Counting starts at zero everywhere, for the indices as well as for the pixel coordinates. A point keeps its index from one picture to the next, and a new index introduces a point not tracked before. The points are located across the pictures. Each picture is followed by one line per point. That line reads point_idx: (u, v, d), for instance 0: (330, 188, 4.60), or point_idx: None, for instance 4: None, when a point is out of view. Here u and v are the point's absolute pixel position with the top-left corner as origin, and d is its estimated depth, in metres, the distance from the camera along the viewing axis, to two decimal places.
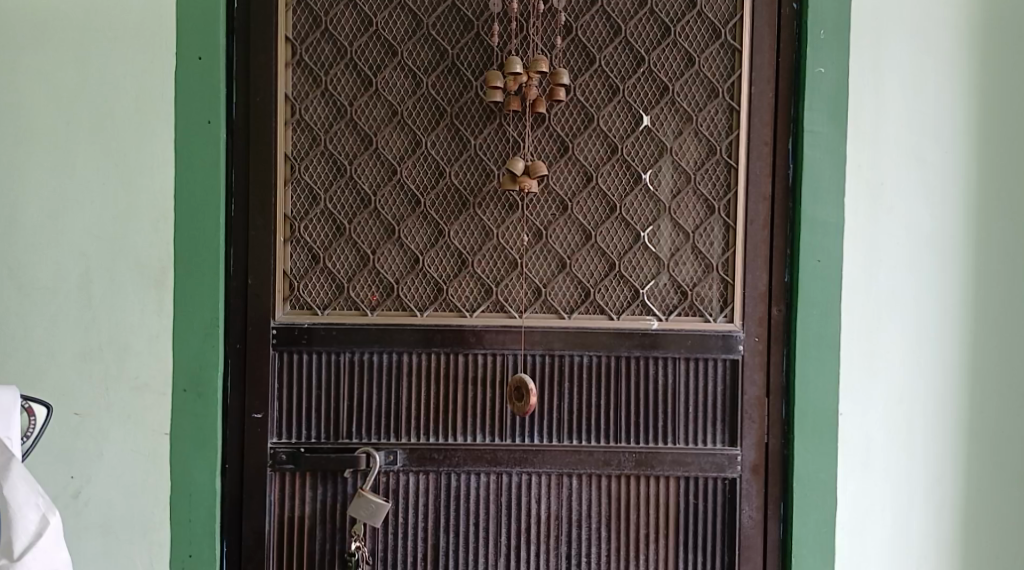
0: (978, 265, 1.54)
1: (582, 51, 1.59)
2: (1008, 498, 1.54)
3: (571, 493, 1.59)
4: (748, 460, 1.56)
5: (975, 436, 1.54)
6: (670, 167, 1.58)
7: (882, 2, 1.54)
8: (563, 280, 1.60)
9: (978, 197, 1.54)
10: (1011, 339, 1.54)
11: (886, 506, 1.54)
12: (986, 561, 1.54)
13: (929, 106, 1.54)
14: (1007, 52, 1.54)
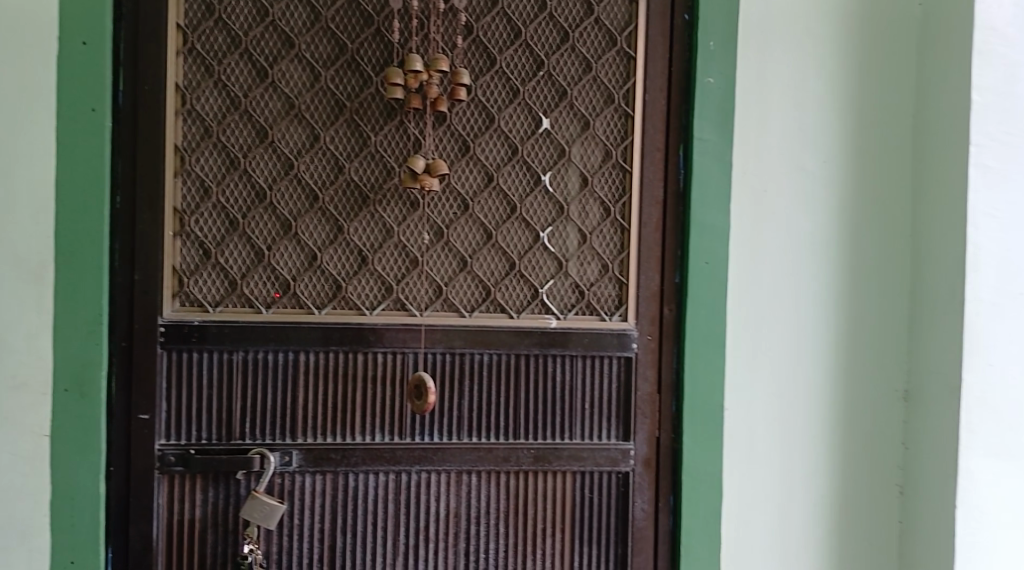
0: (854, 267, 1.64)
1: (482, 51, 1.61)
2: (879, 486, 1.65)
3: (470, 490, 1.61)
4: (640, 454, 1.62)
5: (849, 429, 1.64)
6: (568, 169, 1.62)
7: (767, 17, 1.62)
8: (464, 279, 1.62)
9: (854, 204, 1.64)
10: (881, 337, 1.64)
11: (769, 496, 1.62)
12: (859, 545, 1.64)
13: (809, 117, 1.63)
14: (881, 69, 1.64)
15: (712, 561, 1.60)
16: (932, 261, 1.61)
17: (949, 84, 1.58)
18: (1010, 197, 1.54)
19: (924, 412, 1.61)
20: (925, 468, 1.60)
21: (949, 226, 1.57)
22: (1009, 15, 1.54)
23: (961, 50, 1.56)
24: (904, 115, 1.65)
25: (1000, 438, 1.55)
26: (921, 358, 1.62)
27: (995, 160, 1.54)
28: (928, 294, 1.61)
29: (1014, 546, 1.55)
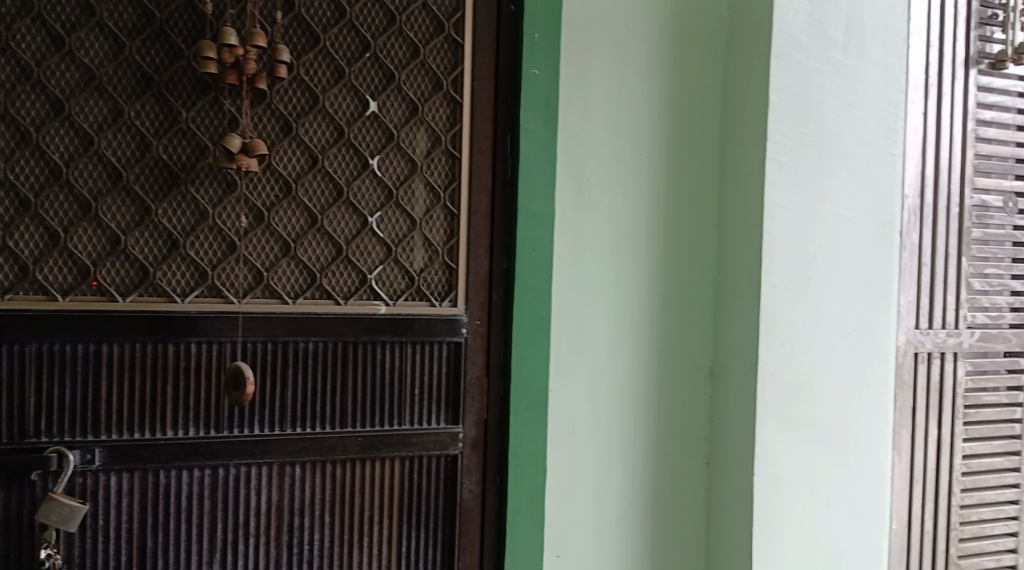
0: (666, 255, 1.75)
1: (304, 29, 1.57)
2: (688, 457, 1.79)
3: (293, 481, 1.57)
4: (468, 436, 1.65)
5: (661, 406, 1.76)
6: (395, 154, 1.62)
7: (588, 13, 1.68)
8: (287, 264, 1.57)
9: (666, 194, 1.75)
10: (688, 319, 1.78)
11: (590, 472, 1.71)
12: (670, 514, 1.78)
13: (627, 112, 1.72)
14: (691, 69, 1.76)
15: (536, 538, 1.66)
16: (736, 249, 1.74)
17: (751, 84, 1.72)
18: (802, 191, 1.70)
19: (727, 387, 1.76)
20: (729, 439, 1.74)
21: (749, 216, 1.71)
22: (802, 23, 1.69)
23: (760, 54, 1.69)
24: (711, 113, 1.78)
25: (793, 409, 1.70)
26: (724, 339, 1.77)
27: (789, 157, 1.68)
28: (731, 280, 1.75)
29: (804, 509, 1.71)
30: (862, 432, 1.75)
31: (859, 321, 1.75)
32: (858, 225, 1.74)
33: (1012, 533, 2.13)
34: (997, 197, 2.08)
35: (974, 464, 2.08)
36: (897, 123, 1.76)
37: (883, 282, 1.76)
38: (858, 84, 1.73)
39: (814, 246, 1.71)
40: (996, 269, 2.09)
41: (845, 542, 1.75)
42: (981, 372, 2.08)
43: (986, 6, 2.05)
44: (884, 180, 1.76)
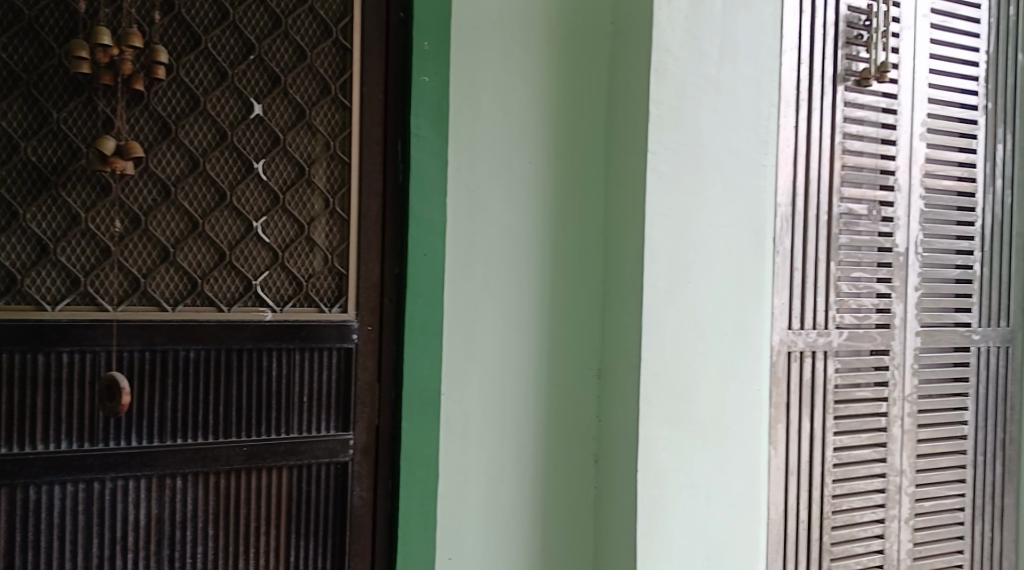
0: (554, 260, 1.80)
1: (185, 30, 1.53)
2: (577, 456, 1.84)
3: (174, 494, 1.53)
4: (359, 442, 1.65)
5: (551, 407, 1.81)
6: (281, 158, 1.59)
7: (476, 22, 1.71)
8: (166, 270, 1.53)
9: (554, 200, 1.80)
10: (575, 322, 1.83)
11: (482, 473, 1.75)
12: (560, 511, 1.83)
13: (515, 121, 1.75)
14: (576, 81, 1.81)
15: (429, 541, 1.67)
16: (620, 253, 1.80)
17: (633, 95, 1.77)
18: (680, 198, 1.76)
19: (613, 387, 1.81)
20: (616, 438, 1.80)
21: (632, 222, 1.77)
22: (680, 39, 1.76)
23: (641, 66, 1.76)
24: (597, 122, 1.84)
25: (673, 407, 1.77)
26: (610, 341, 1.83)
27: (668, 166, 1.75)
28: (616, 284, 1.81)
29: (686, 502, 1.78)
30: (738, 427, 1.83)
31: (734, 322, 1.82)
32: (732, 231, 1.81)
33: (880, 519, 2.30)
34: (863, 206, 2.25)
35: (844, 455, 2.23)
36: (768, 136, 1.85)
37: (756, 284, 1.84)
38: (731, 98, 1.81)
39: (691, 251, 1.78)
40: (864, 273, 2.26)
41: (723, 533, 1.82)
42: (850, 369, 2.24)
43: (852, 26, 2.23)
44: (756, 189, 1.84)
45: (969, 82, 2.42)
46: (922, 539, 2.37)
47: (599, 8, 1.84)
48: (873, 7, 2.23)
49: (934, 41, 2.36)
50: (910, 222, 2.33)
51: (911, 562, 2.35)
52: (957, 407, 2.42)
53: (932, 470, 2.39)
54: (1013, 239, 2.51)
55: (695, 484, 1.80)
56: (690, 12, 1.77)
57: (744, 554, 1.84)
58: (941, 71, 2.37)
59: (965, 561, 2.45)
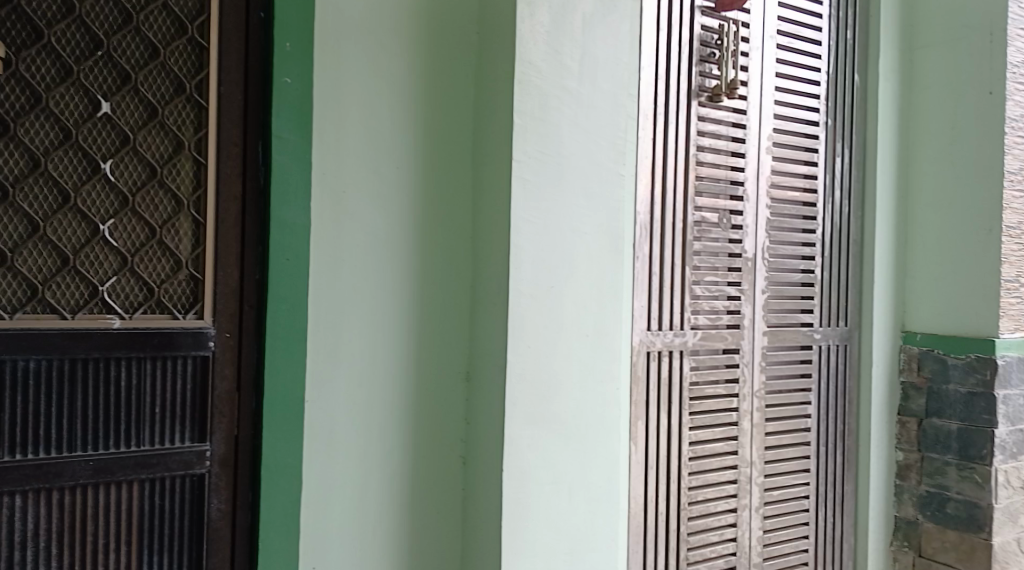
0: (422, 264, 1.82)
1: (27, 24, 1.51)
2: (445, 460, 1.86)
3: (14, 512, 1.50)
4: (216, 453, 1.65)
5: (418, 411, 1.82)
6: (131, 158, 1.59)
7: (340, 27, 1.72)
8: (4, 275, 1.51)
9: (421, 206, 1.81)
10: (443, 327, 1.84)
11: (347, 479, 1.75)
12: (427, 516, 1.83)
13: (381, 125, 1.77)
14: (443, 87, 1.83)
15: (291, 545, 1.68)
16: (487, 260, 1.82)
17: (497, 103, 1.80)
18: (542, 205, 1.79)
19: (479, 390, 1.83)
20: (480, 440, 1.82)
21: (498, 227, 1.79)
22: (540, 52, 1.79)
23: (505, 75, 1.78)
24: (464, 130, 1.86)
25: (536, 409, 1.79)
26: (478, 346, 1.84)
27: (531, 174, 1.78)
28: (484, 291, 1.83)
29: (549, 500, 1.81)
30: (600, 427, 1.88)
31: (595, 325, 1.87)
32: (593, 237, 1.86)
33: (732, 509, 2.40)
34: (714, 214, 2.36)
35: (700, 449, 2.32)
36: (625, 146, 1.91)
37: (616, 289, 1.89)
38: (591, 111, 1.85)
39: (554, 256, 1.81)
40: (715, 277, 2.36)
41: (585, 529, 1.86)
42: (703, 367, 2.33)
43: (705, 45, 2.33)
44: (615, 198, 1.89)
45: (809, 100, 2.58)
46: (770, 525, 2.49)
47: (465, 17, 1.85)
48: (724, 27, 2.34)
49: (779, 61, 2.51)
50: (757, 229, 2.45)
51: (761, 548, 2.47)
52: (799, 401, 2.57)
53: (779, 460, 2.52)
54: (851, 246, 2.70)
55: (558, 481, 1.83)
56: (551, 26, 1.80)
57: (606, 549, 1.89)
58: (784, 89, 2.52)
59: (810, 547, 2.60)
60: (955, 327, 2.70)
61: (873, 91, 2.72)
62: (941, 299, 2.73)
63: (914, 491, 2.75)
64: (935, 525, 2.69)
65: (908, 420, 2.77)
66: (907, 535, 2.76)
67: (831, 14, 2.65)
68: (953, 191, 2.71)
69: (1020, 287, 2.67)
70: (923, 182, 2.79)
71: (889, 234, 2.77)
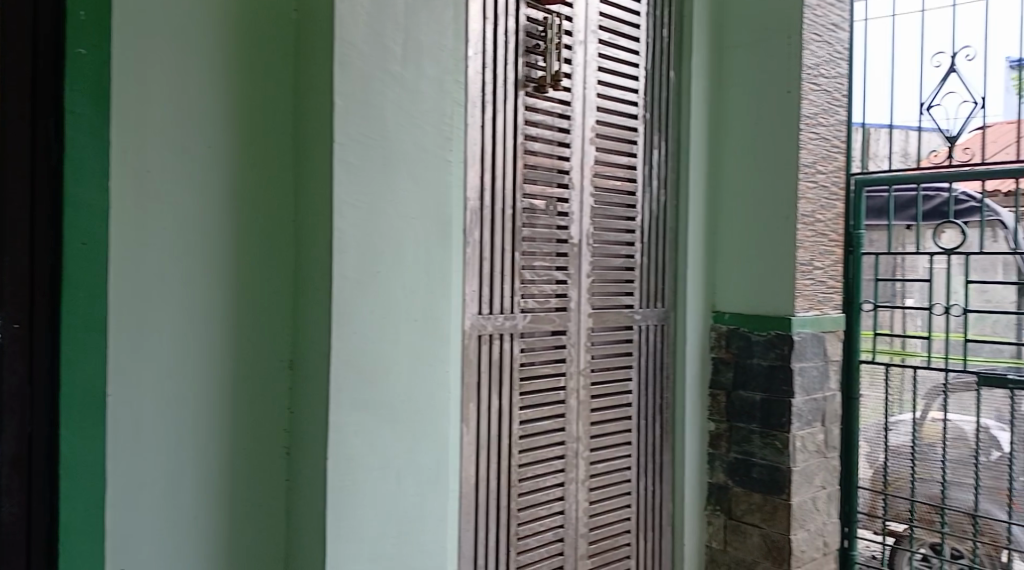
0: (238, 248, 1.82)
1: None
2: (267, 450, 1.86)
3: None
4: (7, 453, 1.61)
5: (235, 401, 1.82)
6: None
7: (145, 8, 1.69)
8: None
9: (234, 194, 1.81)
10: (260, 316, 1.85)
11: (159, 472, 1.73)
12: (245, 508, 1.84)
13: (190, 110, 1.75)
14: (257, 73, 1.83)
15: (94, 540, 1.64)
16: (310, 244, 1.82)
17: (316, 86, 1.80)
18: (366, 188, 1.80)
19: (301, 377, 1.84)
20: (304, 426, 1.83)
21: (321, 211, 1.79)
22: (362, 34, 1.79)
23: (325, 56, 1.78)
24: (281, 115, 1.87)
25: (364, 394, 1.80)
26: (300, 334, 1.86)
27: (356, 158, 1.78)
28: (309, 278, 1.82)
29: (375, 486, 1.82)
30: (429, 410, 1.91)
31: (423, 310, 1.89)
32: (421, 222, 1.88)
33: (560, 483, 2.49)
34: (542, 201, 2.43)
35: (528, 427, 2.39)
36: (451, 131, 1.94)
37: (444, 275, 1.93)
38: (415, 96, 1.87)
39: (380, 240, 1.82)
40: (543, 262, 2.44)
41: (414, 513, 1.89)
42: (532, 349, 2.41)
43: (531, 37, 2.38)
44: (441, 183, 1.92)
45: (629, 94, 2.70)
46: (596, 497, 2.60)
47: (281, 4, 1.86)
48: (549, 20, 2.41)
49: (601, 56, 2.61)
50: (582, 216, 2.55)
51: (587, 519, 2.58)
52: (623, 378, 2.70)
53: (604, 434, 2.64)
54: (667, 232, 2.86)
55: (385, 467, 1.85)
56: (373, 8, 1.80)
57: (435, 531, 1.92)
58: (606, 83, 2.62)
59: (632, 515, 2.74)
60: (759, 306, 2.91)
61: (687, 87, 2.89)
62: (746, 281, 2.94)
63: (723, 458, 2.96)
64: (742, 489, 2.90)
65: (718, 393, 2.98)
66: (718, 499, 2.96)
67: (649, 10, 2.77)
68: (756, 181, 2.92)
69: (814, 269, 2.91)
70: (729, 172, 2.98)
71: (701, 221, 2.95)
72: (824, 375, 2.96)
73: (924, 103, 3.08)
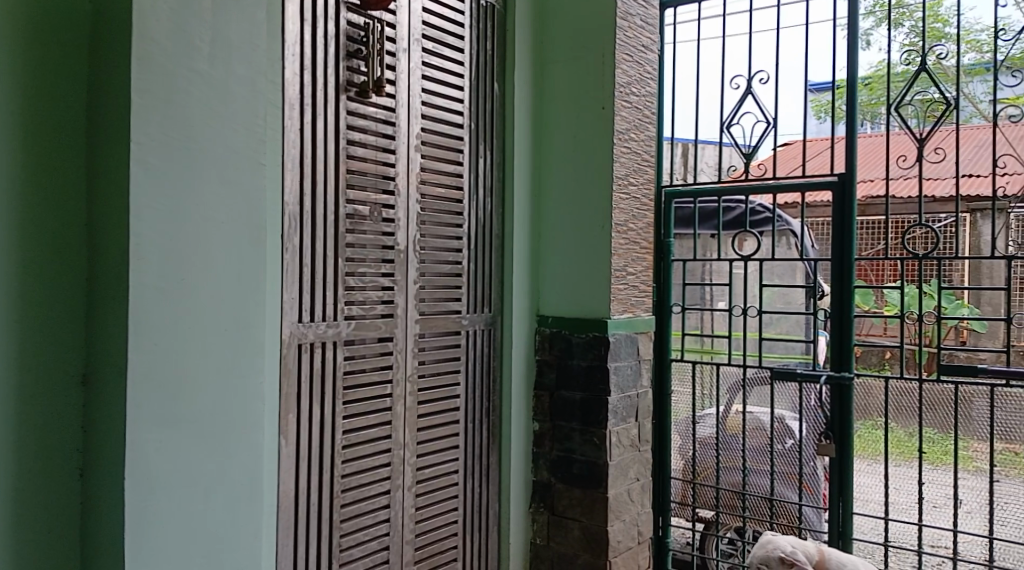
0: (20, 249, 1.79)
1: None
2: (59, 470, 1.85)
3: None
4: None
5: (23, 419, 1.79)
6: None
7: None
8: None
9: (20, 206, 1.79)
10: (50, 331, 1.83)
11: None
12: (34, 531, 1.82)
13: None
14: (45, 81, 1.82)
15: None
16: (107, 252, 1.81)
17: (114, 87, 1.80)
18: (166, 191, 1.81)
19: (97, 390, 1.83)
20: (102, 439, 1.82)
21: (117, 213, 1.78)
22: (166, 30, 1.81)
23: (123, 56, 1.78)
24: (75, 119, 1.86)
25: (166, 405, 1.81)
26: (96, 347, 1.85)
27: (157, 159, 1.80)
28: (103, 284, 1.82)
29: (180, 500, 1.83)
30: (241, 418, 1.93)
31: (234, 319, 1.92)
32: (231, 227, 1.91)
33: (385, 491, 2.55)
34: (367, 207, 2.48)
35: (352, 436, 2.44)
36: (264, 135, 1.98)
37: (256, 282, 1.96)
38: (225, 97, 1.90)
39: (184, 247, 1.83)
40: (367, 268, 2.49)
41: (225, 526, 1.91)
42: (357, 355, 2.46)
43: (352, 40, 2.44)
44: (254, 188, 1.95)
45: (454, 102, 2.80)
46: (422, 503, 2.68)
47: (74, 10, 1.85)
48: (370, 25, 2.46)
49: (426, 64, 2.69)
50: (408, 222, 2.62)
51: (413, 525, 2.65)
52: (450, 383, 2.79)
53: (430, 439, 2.72)
54: (492, 240, 2.98)
55: (192, 481, 1.86)
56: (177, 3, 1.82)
57: (247, 542, 1.95)
58: (431, 91, 2.71)
59: (459, 519, 2.83)
60: (580, 309, 3.07)
61: (510, 98, 3.03)
62: (567, 284, 3.10)
63: (547, 456, 3.11)
64: (563, 485, 3.06)
65: (542, 394, 3.13)
66: (542, 496, 3.12)
67: (473, 22, 2.88)
68: (573, 189, 3.09)
69: (627, 275, 3.11)
70: (551, 181, 3.15)
71: (525, 227, 3.09)
72: (637, 374, 3.17)
73: (723, 121, 3.30)
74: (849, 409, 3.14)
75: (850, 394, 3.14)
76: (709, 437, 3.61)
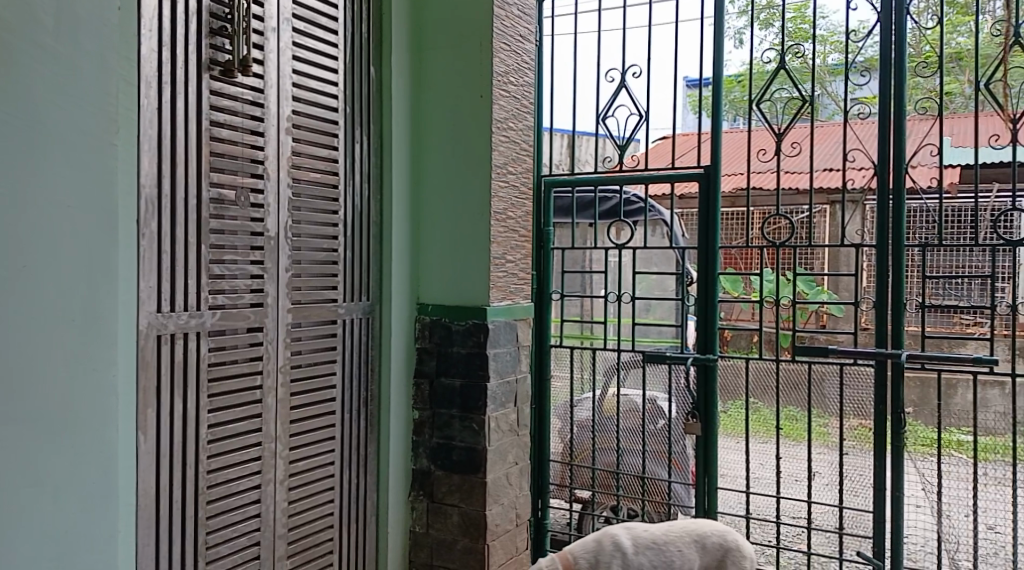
0: None
1: None
2: None
3: None
4: None
5: None
6: None
7: None
8: None
9: None
10: None
11: None
12: None
13: None
14: None
15: None
16: None
17: None
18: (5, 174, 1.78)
19: None
20: None
21: None
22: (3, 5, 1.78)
23: None
24: None
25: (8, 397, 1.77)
26: None
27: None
28: None
29: (29, 502, 1.80)
30: (91, 409, 1.90)
31: (83, 308, 1.89)
32: (77, 212, 1.88)
33: (256, 485, 2.52)
34: (232, 192, 2.44)
35: (219, 430, 2.40)
36: (114, 119, 1.94)
37: (106, 269, 1.93)
38: (71, 77, 1.87)
39: (26, 235, 1.80)
40: (233, 255, 2.45)
41: (76, 520, 1.88)
42: (223, 346, 2.42)
43: (215, 18, 2.39)
44: (103, 173, 1.93)
45: (328, 85, 2.77)
46: (295, 496, 2.66)
47: None
48: (235, 3, 2.41)
49: (297, 44, 2.65)
50: (279, 208, 2.58)
51: (286, 519, 2.63)
52: (326, 372, 2.78)
53: (304, 431, 2.69)
54: (370, 228, 2.97)
55: (41, 482, 1.83)
56: None
57: (100, 536, 1.92)
58: (303, 72, 2.67)
59: (335, 511, 2.82)
60: (458, 296, 3.10)
61: (387, 82, 3.02)
62: (446, 271, 3.12)
63: (426, 444, 3.13)
64: (443, 472, 3.09)
65: (421, 382, 3.14)
66: (420, 485, 3.14)
67: (348, 6, 2.86)
68: (451, 176, 3.11)
69: (506, 262, 3.15)
70: (429, 168, 3.16)
71: (403, 214, 3.10)
72: (516, 359, 3.22)
73: (598, 113, 3.35)
74: (714, 390, 3.25)
75: (715, 374, 3.25)
76: (587, 420, 3.68)
